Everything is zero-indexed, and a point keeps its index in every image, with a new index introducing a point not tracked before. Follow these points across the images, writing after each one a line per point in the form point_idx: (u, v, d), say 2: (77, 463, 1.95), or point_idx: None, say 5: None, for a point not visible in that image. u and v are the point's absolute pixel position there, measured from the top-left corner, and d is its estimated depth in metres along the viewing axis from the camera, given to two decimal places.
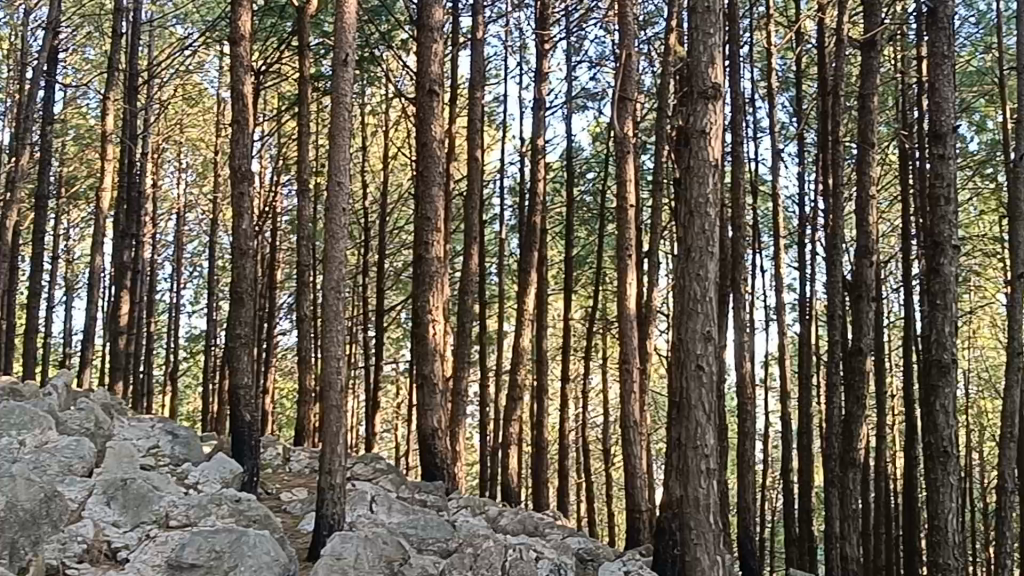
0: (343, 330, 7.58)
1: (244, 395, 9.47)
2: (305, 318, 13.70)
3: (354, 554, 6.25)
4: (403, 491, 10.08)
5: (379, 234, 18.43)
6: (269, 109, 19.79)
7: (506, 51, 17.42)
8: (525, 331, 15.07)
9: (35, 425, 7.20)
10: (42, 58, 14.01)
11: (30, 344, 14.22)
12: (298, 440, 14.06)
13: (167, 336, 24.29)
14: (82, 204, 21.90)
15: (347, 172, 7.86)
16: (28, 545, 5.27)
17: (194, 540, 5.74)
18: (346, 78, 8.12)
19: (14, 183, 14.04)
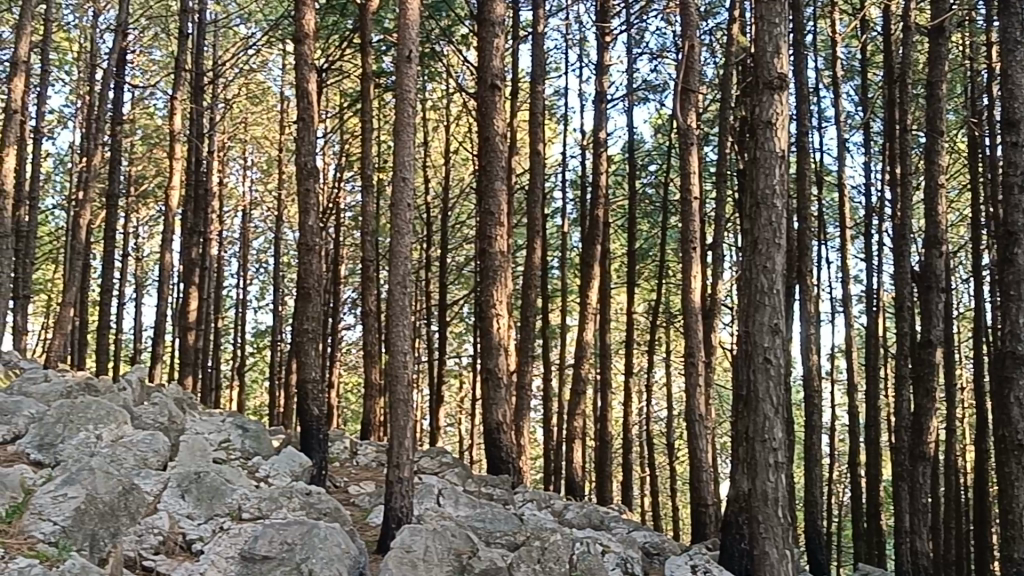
0: (409, 325, 7.63)
1: (313, 389, 9.57)
2: (369, 312, 13.84)
3: (424, 546, 6.38)
4: (469, 484, 10.14)
5: (441, 229, 18.47)
6: (331, 106, 20.00)
7: (566, 44, 17.38)
8: (589, 324, 15.01)
9: (111, 420, 7.37)
10: (111, 60, 14.32)
11: (102, 340, 14.49)
12: (365, 433, 14.21)
13: (235, 331, 24.69)
14: (151, 202, 22.35)
15: (412, 167, 7.90)
16: (108, 536, 5.40)
17: (267, 533, 5.84)
18: (410, 74, 8.14)
19: (87, 183, 14.41)
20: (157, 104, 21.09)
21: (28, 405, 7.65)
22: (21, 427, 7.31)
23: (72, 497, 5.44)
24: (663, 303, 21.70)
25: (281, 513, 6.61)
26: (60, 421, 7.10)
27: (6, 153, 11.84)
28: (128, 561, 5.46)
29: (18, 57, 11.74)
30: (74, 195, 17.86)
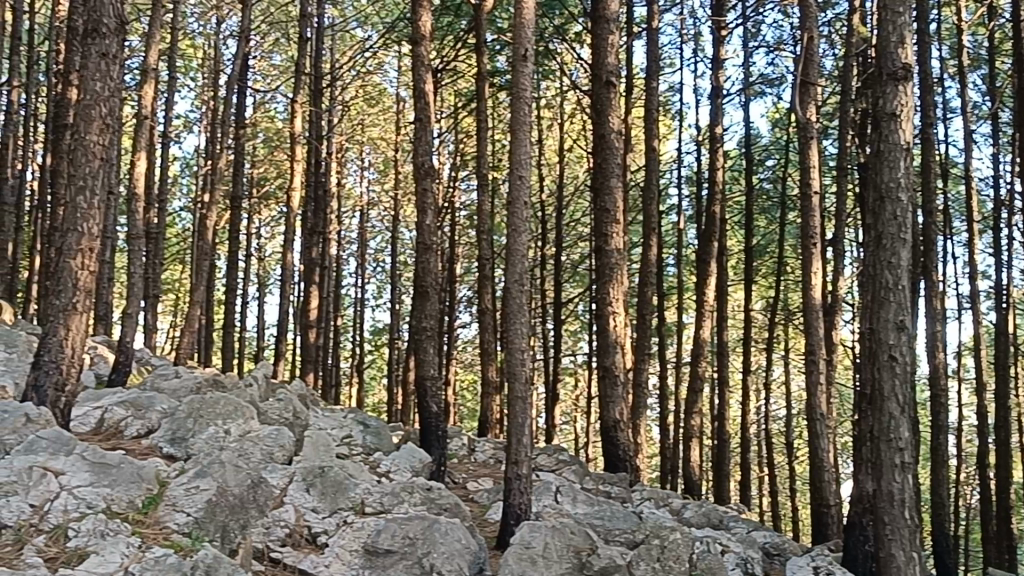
0: (527, 323, 7.66)
1: (431, 386, 9.69)
2: (486, 311, 13.95)
3: (543, 543, 6.42)
4: (587, 482, 10.15)
5: (556, 226, 18.47)
6: (446, 106, 20.19)
7: (681, 39, 17.21)
8: (706, 322, 14.82)
9: (239, 415, 7.57)
10: (234, 66, 14.70)
11: (228, 338, 14.89)
12: (482, 429, 14.33)
13: (354, 330, 25.18)
14: (273, 203, 22.93)
15: (529, 165, 7.92)
16: (237, 529, 5.57)
17: (389, 527, 5.91)
18: (525, 72, 8.13)
19: (212, 186, 14.85)
20: (278, 108, 21.59)
21: (161, 401, 7.93)
22: (155, 422, 7.58)
23: (203, 489, 5.60)
24: (782, 300, 21.35)
25: (403, 509, 6.70)
26: (191, 415, 7.32)
27: (138, 157, 12.27)
28: (256, 553, 5.70)
29: (148, 65, 12.15)
30: (200, 197, 18.42)
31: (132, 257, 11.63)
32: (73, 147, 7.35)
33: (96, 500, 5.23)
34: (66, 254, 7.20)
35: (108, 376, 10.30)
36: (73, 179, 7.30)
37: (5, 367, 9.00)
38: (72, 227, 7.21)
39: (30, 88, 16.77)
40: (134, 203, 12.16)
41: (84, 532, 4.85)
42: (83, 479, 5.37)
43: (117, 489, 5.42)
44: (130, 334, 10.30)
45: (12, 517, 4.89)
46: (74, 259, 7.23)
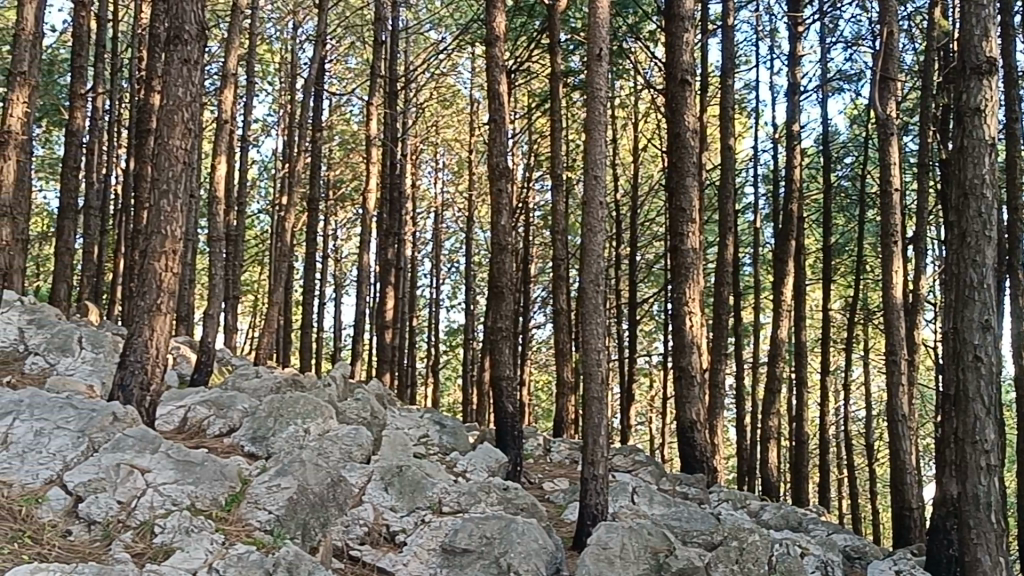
0: (604, 324, 7.63)
1: (507, 387, 9.72)
2: (562, 312, 13.95)
3: (620, 544, 6.39)
4: (664, 483, 10.10)
5: (630, 226, 18.39)
6: (520, 106, 20.24)
7: (757, 36, 17.00)
8: (784, 322, 14.63)
9: (318, 414, 7.67)
10: (311, 70, 14.87)
11: (306, 338, 15.08)
12: (558, 430, 14.33)
13: (429, 330, 25.35)
14: (350, 205, 23.19)
15: (604, 165, 7.90)
16: (318, 526, 5.65)
17: (467, 526, 5.94)
18: (600, 72, 8.10)
19: (290, 188, 15.04)
20: (354, 111, 21.82)
21: (243, 400, 8.05)
22: (236, 421, 7.70)
23: (285, 487, 5.68)
24: (862, 299, 21.01)
25: (480, 508, 6.71)
26: (272, 414, 7.44)
27: (219, 161, 12.48)
28: (336, 551, 5.86)
29: (228, 70, 12.35)
30: (278, 200, 18.69)
31: (213, 259, 11.85)
32: (157, 152, 7.52)
33: (181, 497, 5.34)
34: (151, 257, 7.35)
35: (191, 376, 10.50)
36: (157, 183, 7.46)
37: (92, 368, 9.23)
38: (156, 229, 7.36)
39: (114, 94, 17.17)
40: (215, 206, 12.38)
41: (169, 528, 4.95)
42: (169, 476, 5.47)
43: (201, 487, 5.52)
44: (212, 335, 10.49)
45: (101, 514, 5.04)
46: (158, 261, 7.38)
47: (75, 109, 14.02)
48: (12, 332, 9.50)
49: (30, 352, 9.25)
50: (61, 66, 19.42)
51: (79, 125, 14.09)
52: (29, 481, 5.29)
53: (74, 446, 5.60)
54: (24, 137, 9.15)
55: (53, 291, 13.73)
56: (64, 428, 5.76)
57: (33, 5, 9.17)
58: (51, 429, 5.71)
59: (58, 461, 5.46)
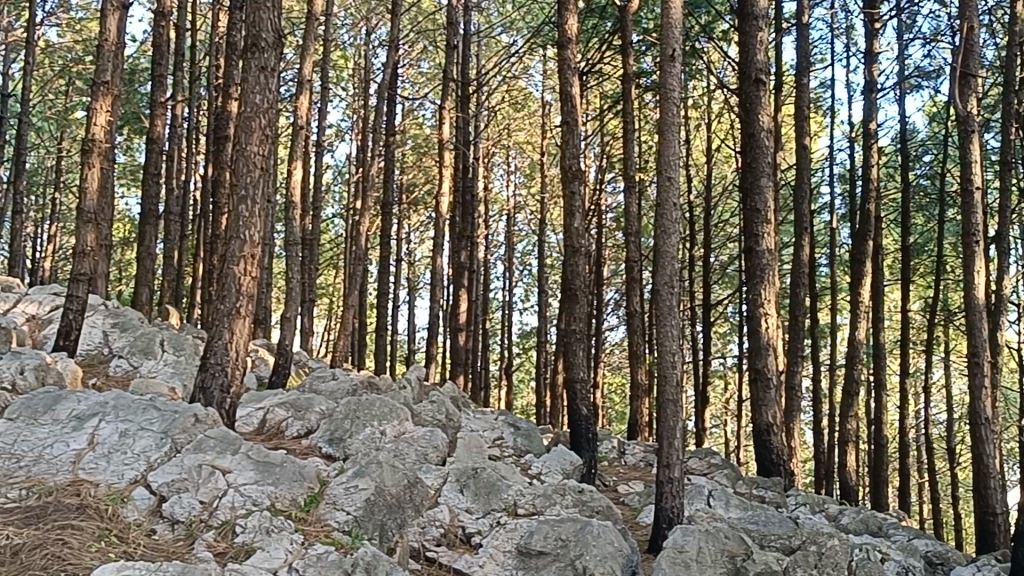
0: (679, 325, 7.58)
1: (581, 389, 9.70)
2: (636, 314, 13.89)
3: (697, 547, 6.34)
4: (740, 486, 10.01)
5: (704, 227, 18.24)
6: (593, 109, 20.21)
7: (832, 34, 16.75)
8: (862, 324, 14.37)
9: (394, 416, 7.72)
10: (385, 76, 14.99)
11: (381, 341, 15.24)
12: (632, 433, 14.24)
13: (502, 333, 25.42)
14: (423, 209, 23.36)
15: (678, 167, 7.83)
16: (395, 527, 5.71)
17: (541, 528, 5.93)
18: (673, 73, 8.03)
19: (365, 193, 15.16)
20: (426, 115, 21.98)
21: (320, 402, 8.14)
22: (314, 422, 7.79)
23: (362, 488, 5.74)
24: (942, 300, 20.59)
25: (555, 510, 6.70)
26: (349, 416, 7.51)
27: (295, 166, 12.64)
28: (412, 552, 5.91)
29: (303, 76, 12.50)
30: (352, 205, 18.89)
31: (290, 263, 12.00)
32: (236, 157, 7.64)
33: (261, 498, 5.42)
34: (230, 261, 7.48)
35: (269, 379, 10.66)
36: (236, 189, 7.58)
37: (174, 370, 9.42)
38: (236, 234, 7.49)
39: (192, 103, 17.49)
40: (291, 211, 12.54)
41: (251, 528, 5.04)
42: (249, 477, 5.56)
43: (280, 487, 5.59)
44: (289, 338, 10.63)
45: (184, 513, 5.13)
46: (238, 265, 7.50)
47: (156, 117, 14.31)
48: (97, 335, 9.74)
49: (114, 355, 9.48)
50: (141, 74, 19.85)
51: (160, 132, 14.38)
52: (115, 481, 5.41)
53: (158, 447, 5.72)
54: (108, 145, 9.37)
55: (136, 295, 14.06)
56: (148, 429, 5.88)
57: (117, 16, 9.37)
58: (135, 430, 5.84)
59: (142, 461, 5.59)
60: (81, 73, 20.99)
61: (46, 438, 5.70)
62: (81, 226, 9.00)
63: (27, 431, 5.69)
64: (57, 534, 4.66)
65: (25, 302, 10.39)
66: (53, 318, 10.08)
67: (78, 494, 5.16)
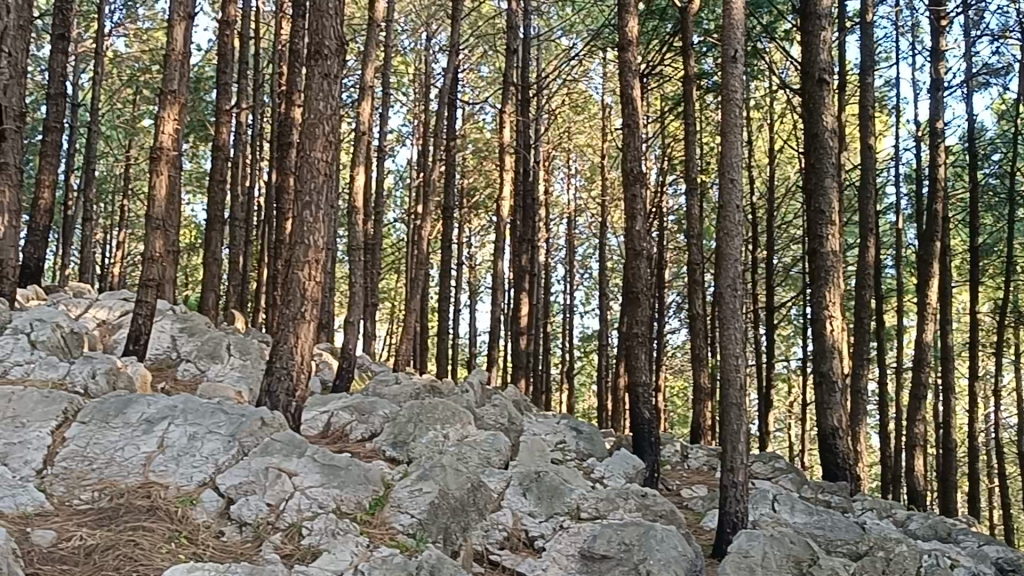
0: (743, 328, 7.50)
1: (643, 392, 9.67)
2: (698, 317, 13.80)
3: (762, 552, 6.26)
4: (806, 491, 9.91)
5: (768, 229, 18.06)
6: (654, 111, 20.15)
7: (897, 32, 16.50)
8: (930, 326, 14.12)
9: (457, 420, 7.75)
10: (446, 80, 15.06)
11: (443, 345, 15.31)
12: (695, 437, 14.15)
13: (564, 336, 25.41)
14: (484, 213, 23.45)
15: (740, 168, 7.77)
16: (460, 530, 5.74)
17: (606, 532, 5.89)
18: (735, 74, 7.95)
19: (426, 198, 15.24)
20: (486, 120, 22.04)
21: (384, 405, 8.21)
22: (377, 426, 7.85)
23: (426, 491, 5.77)
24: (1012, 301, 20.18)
25: (618, 514, 6.67)
26: (412, 420, 7.57)
27: (357, 172, 12.76)
28: (477, 555, 5.91)
29: (365, 82, 12.59)
30: (413, 210, 19.01)
31: (353, 269, 12.10)
32: (300, 164, 7.74)
33: (327, 500, 5.47)
34: (295, 266, 7.58)
35: (333, 383, 10.77)
36: (300, 195, 7.67)
37: (240, 374, 9.54)
38: (300, 240, 7.57)
39: (257, 110, 17.72)
40: (354, 216, 12.63)
41: (316, 531, 5.07)
42: (315, 480, 5.62)
43: (346, 490, 5.65)
44: (352, 342, 10.73)
45: (251, 515, 5.21)
46: (302, 270, 7.59)
47: (221, 124, 14.51)
48: (165, 340, 9.91)
49: (182, 359, 9.65)
50: (207, 83, 20.16)
51: (225, 139, 14.58)
52: (184, 483, 5.50)
53: (226, 450, 5.82)
54: (175, 153, 9.52)
55: (202, 300, 14.27)
56: (216, 432, 5.97)
57: (183, 26, 9.52)
58: (204, 433, 5.94)
59: (210, 464, 5.69)
60: (148, 82, 21.37)
61: (117, 440, 5.81)
62: (149, 232, 9.16)
63: (98, 433, 5.80)
64: (129, 535, 4.75)
65: (96, 307, 10.60)
66: (122, 323, 10.28)
67: (148, 496, 5.26)
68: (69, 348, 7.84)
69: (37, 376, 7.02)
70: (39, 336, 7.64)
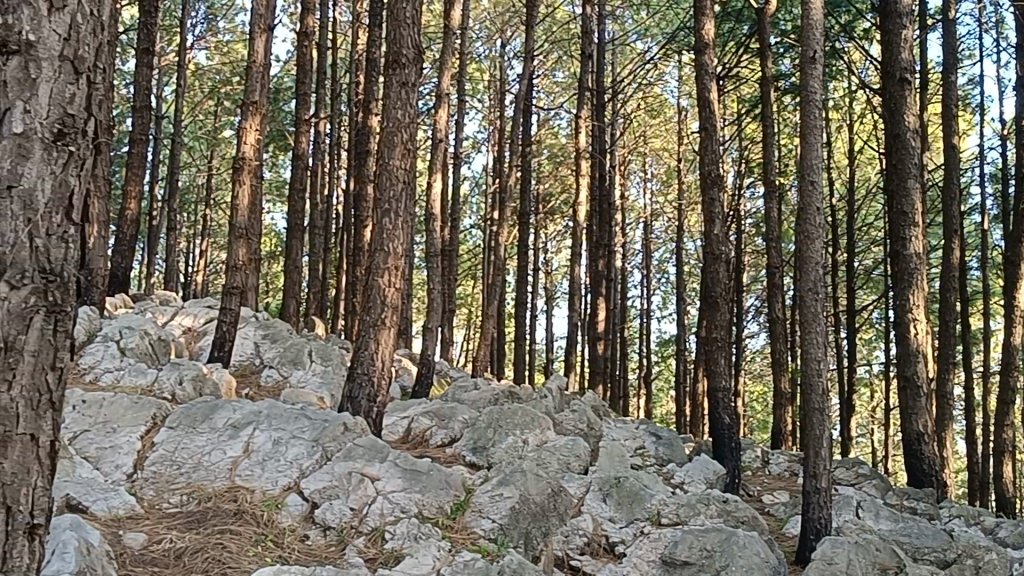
0: (825, 332, 7.40)
1: (723, 397, 9.59)
2: (778, 321, 13.65)
3: (847, 559, 6.14)
4: (890, 498, 9.74)
5: (848, 232, 17.76)
6: (730, 114, 20.00)
7: (981, 28, 16.12)
8: (1018, 329, 13.76)
9: (536, 425, 7.75)
10: (522, 87, 15.10)
11: (521, 350, 15.33)
12: (776, 442, 13.99)
13: (642, 341, 25.32)
14: (560, 218, 23.46)
15: (820, 170, 7.65)
16: (540, 535, 5.76)
17: (686, 538, 5.86)
18: (815, 75, 7.84)
19: (502, 204, 15.28)
20: (561, 125, 22.05)
21: (464, 411, 8.25)
22: (457, 430, 7.90)
23: (507, 496, 5.80)
24: None
25: (699, 520, 6.63)
26: (491, 426, 7.60)
27: (434, 179, 12.87)
28: (557, 560, 5.89)
29: (441, 89, 12.66)
30: (489, 216, 19.12)
31: (432, 275, 12.20)
32: (379, 172, 7.84)
33: (409, 505, 5.53)
34: (375, 273, 7.66)
35: (413, 389, 10.86)
36: (379, 204, 7.77)
37: (322, 379, 9.67)
38: (380, 247, 7.68)
39: (335, 120, 17.96)
40: (431, 223, 12.73)
41: (399, 535, 5.13)
42: (397, 484, 5.67)
43: (428, 495, 5.70)
44: (432, 348, 10.80)
45: (335, 519, 5.28)
46: (382, 277, 7.68)
47: (301, 134, 14.72)
48: (248, 346, 10.09)
49: (265, 365, 9.82)
50: (286, 93, 20.46)
51: (305, 148, 14.78)
52: (269, 487, 5.60)
53: (309, 454, 5.89)
54: (257, 163, 9.68)
55: (284, 306, 14.50)
56: (299, 437, 6.05)
57: (264, 38, 9.67)
58: (288, 438, 6.03)
59: (294, 468, 5.78)
60: (229, 93, 21.80)
61: (204, 445, 5.92)
62: (232, 241, 9.34)
63: (186, 438, 5.93)
64: (217, 538, 4.84)
65: (182, 314, 10.83)
66: (207, 330, 10.49)
67: (235, 500, 5.37)
68: (156, 355, 8.04)
69: (128, 383, 7.21)
70: (128, 342, 7.84)
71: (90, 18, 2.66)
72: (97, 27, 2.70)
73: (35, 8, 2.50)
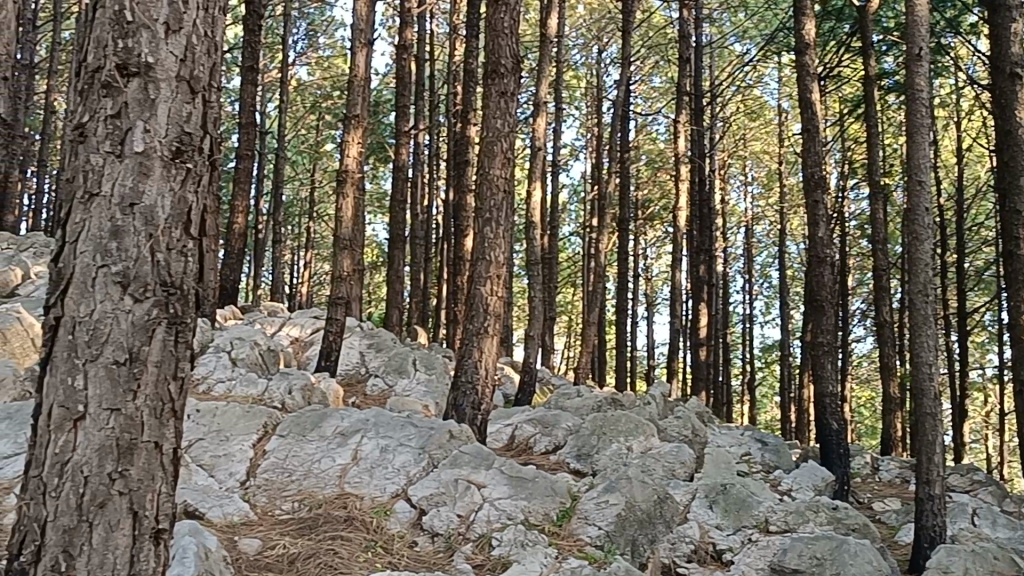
0: (936, 334, 7.20)
1: (830, 403, 9.41)
2: (886, 325, 13.32)
3: (963, 567, 5.99)
4: (1009, 505, 9.44)
5: (957, 232, 17.28)
6: (832, 114, 19.68)
7: None
8: None
9: (641, 432, 7.72)
10: (620, 92, 15.07)
11: (622, 356, 15.28)
12: (887, 448, 13.68)
13: (745, 346, 24.98)
14: (659, 223, 23.32)
15: (928, 168, 7.46)
16: (646, 542, 5.72)
17: (796, 546, 5.75)
18: (923, 71, 7.67)
19: (601, 211, 15.26)
20: (660, 130, 21.92)
21: (567, 418, 8.27)
22: (561, 438, 7.92)
23: (613, 503, 5.81)
24: None
25: (809, 527, 6.51)
26: (595, 432, 7.61)
27: (534, 187, 12.92)
28: (664, 567, 5.80)
29: (539, 98, 12.69)
30: (588, 223, 19.10)
31: (533, 283, 12.22)
32: (480, 182, 7.93)
33: (515, 512, 5.55)
34: (478, 282, 7.74)
35: (516, 396, 10.91)
36: (481, 213, 7.85)
37: (426, 387, 9.78)
38: (481, 256, 7.75)
39: (433, 131, 18.14)
40: (531, 231, 12.77)
41: (506, 541, 5.16)
42: (503, 491, 5.71)
43: (534, 501, 5.72)
44: (534, 355, 10.84)
45: (442, 525, 5.33)
46: (484, 286, 7.74)
47: (401, 146, 14.88)
48: (354, 355, 10.26)
49: (371, 374, 9.97)
50: (385, 106, 20.71)
51: (405, 159, 14.95)
52: (378, 494, 5.70)
53: (417, 462, 5.98)
54: (360, 176, 9.83)
55: (387, 317, 14.69)
56: (406, 445, 6.15)
57: (364, 53, 9.84)
58: (395, 446, 6.13)
59: (402, 476, 5.87)
60: (330, 108, 22.19)
61: (314, 453, 6.04)
62: (337, 253, 9.51)
63: (297, 446, 6.06)
64: (328, 543, 4.96)
65: (290, 324, 11.05)
66: (314, 339, 10.70)
67: (345, 506, 5.49)
68: (266, 364, 8.23)
69: (240, 392, 7.39)
70: (239, 353, 8.04)
71: (205, 39, 2.76)
72: (212, 47, 2.80)
73: (153, 31, 2.64)
